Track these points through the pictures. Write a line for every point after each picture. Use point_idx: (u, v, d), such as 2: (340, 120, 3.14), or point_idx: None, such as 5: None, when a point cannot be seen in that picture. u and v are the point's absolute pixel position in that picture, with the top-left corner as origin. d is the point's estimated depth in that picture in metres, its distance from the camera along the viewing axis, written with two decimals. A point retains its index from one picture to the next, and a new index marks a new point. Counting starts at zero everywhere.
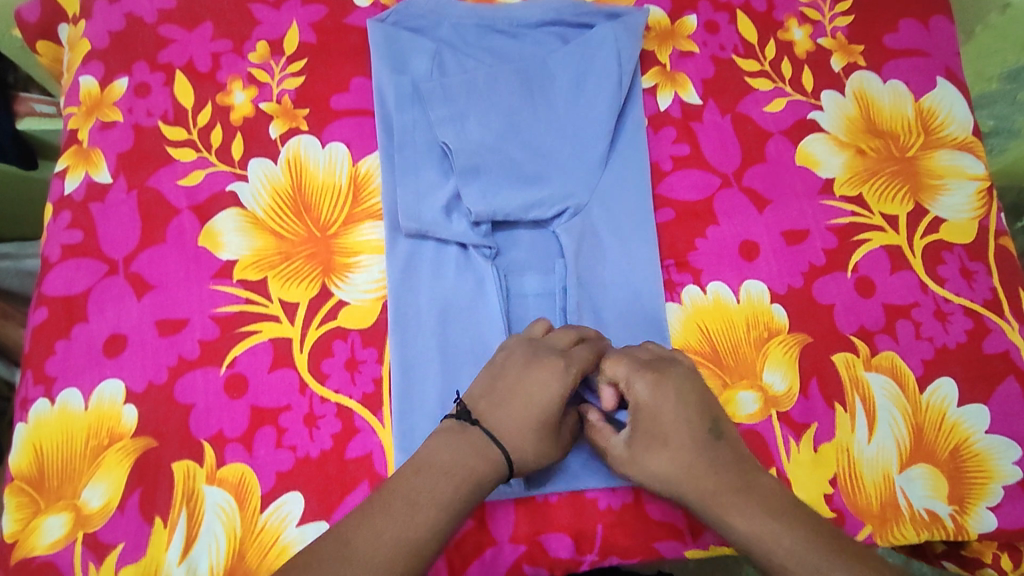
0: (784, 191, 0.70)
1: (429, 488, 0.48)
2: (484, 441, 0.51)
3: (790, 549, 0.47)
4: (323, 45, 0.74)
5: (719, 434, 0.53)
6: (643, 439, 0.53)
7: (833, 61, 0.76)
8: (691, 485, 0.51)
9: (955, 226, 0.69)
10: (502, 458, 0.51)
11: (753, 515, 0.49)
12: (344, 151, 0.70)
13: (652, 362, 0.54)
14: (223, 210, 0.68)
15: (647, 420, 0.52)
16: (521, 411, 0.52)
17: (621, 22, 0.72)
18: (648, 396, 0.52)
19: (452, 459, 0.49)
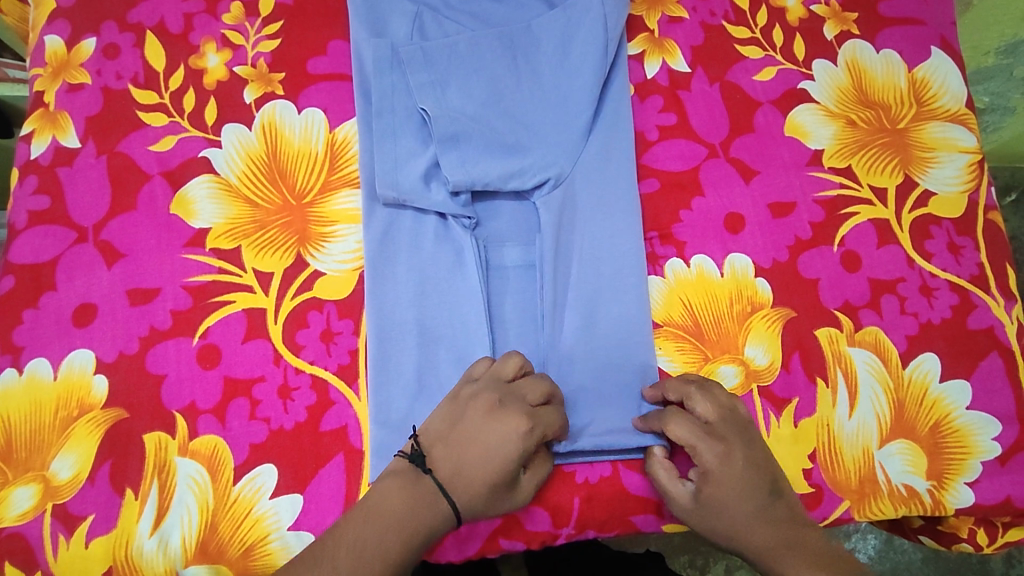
0: (773, 162, 0.69)
1: (376, 544, 0.48)
2: (433, 494, 0.51)
3: None
4: (299, 7, 0.72)
5: (778, 496, 0.55)
6: (710, 503, 0.54)
7: (826, 29, 0.73)
8: (752, 546, 0.54)
9: (944, 200, 0.68)
10: (450, 512, 0.51)
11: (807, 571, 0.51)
12: (320, 117, 0.68)
13: (716, 427, 0.55)
14: (196, 176, 0.66)
15: (713, 487, 0.54)
16: (471, 467, 0.51)
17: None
18: (716, 462, 0.54)
19: (400, 514, 0.49)
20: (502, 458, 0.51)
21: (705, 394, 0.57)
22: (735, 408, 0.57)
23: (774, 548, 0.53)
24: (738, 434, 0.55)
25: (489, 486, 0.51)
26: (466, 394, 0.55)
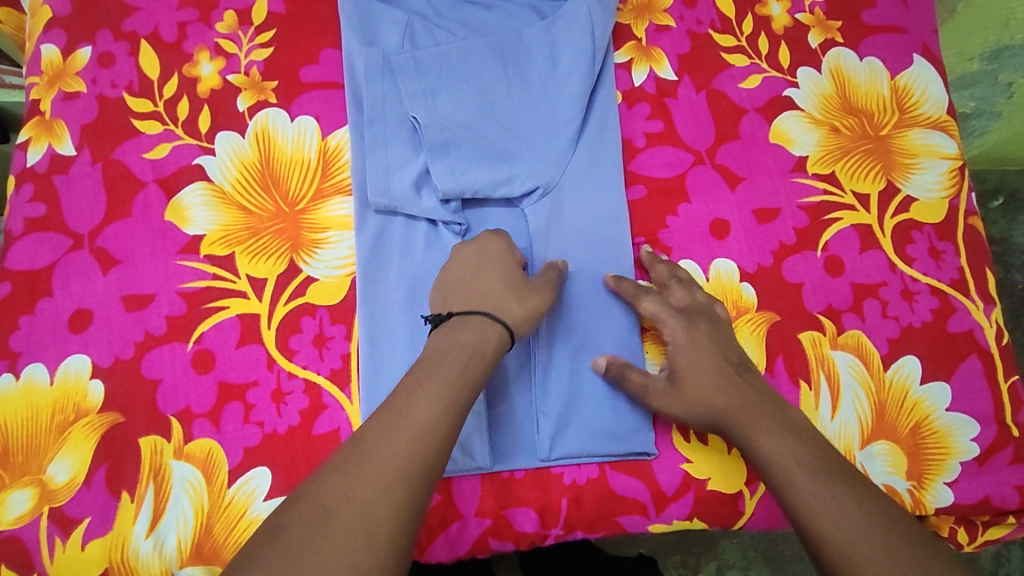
0: (757, 168, 0.70)
1: (413, 409, 0.48)
2: (466, 320, 0.54)
3: (797, 458, 0.52)
4: (292, 16, 0.72)
5: (747, 369, 0.60)
6: (683, 371, 0.59)
7: (810, 38, 0.75)
8: (726, 409, 0.57)
9: (925, 206, 0.69)
10: (493, 324, 0.54)
11: (773, 429, 0.55)
12: (313, 125, 0.69)
13: (686, 311, 0.61)
14: (190, 184, 0.67)
15: (685, 355, 0.60)
16: (486, 289, 0.57)
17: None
18: (685, 337, 0.60)
19: (449, 341, 0.53)
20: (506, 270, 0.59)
21: (682, 285, 0.63)
22: (702, 293, 0.63)
23: (750, 410, 0.56)
24: (703, 314, 0.61)
25: (507, 286, 0.57)
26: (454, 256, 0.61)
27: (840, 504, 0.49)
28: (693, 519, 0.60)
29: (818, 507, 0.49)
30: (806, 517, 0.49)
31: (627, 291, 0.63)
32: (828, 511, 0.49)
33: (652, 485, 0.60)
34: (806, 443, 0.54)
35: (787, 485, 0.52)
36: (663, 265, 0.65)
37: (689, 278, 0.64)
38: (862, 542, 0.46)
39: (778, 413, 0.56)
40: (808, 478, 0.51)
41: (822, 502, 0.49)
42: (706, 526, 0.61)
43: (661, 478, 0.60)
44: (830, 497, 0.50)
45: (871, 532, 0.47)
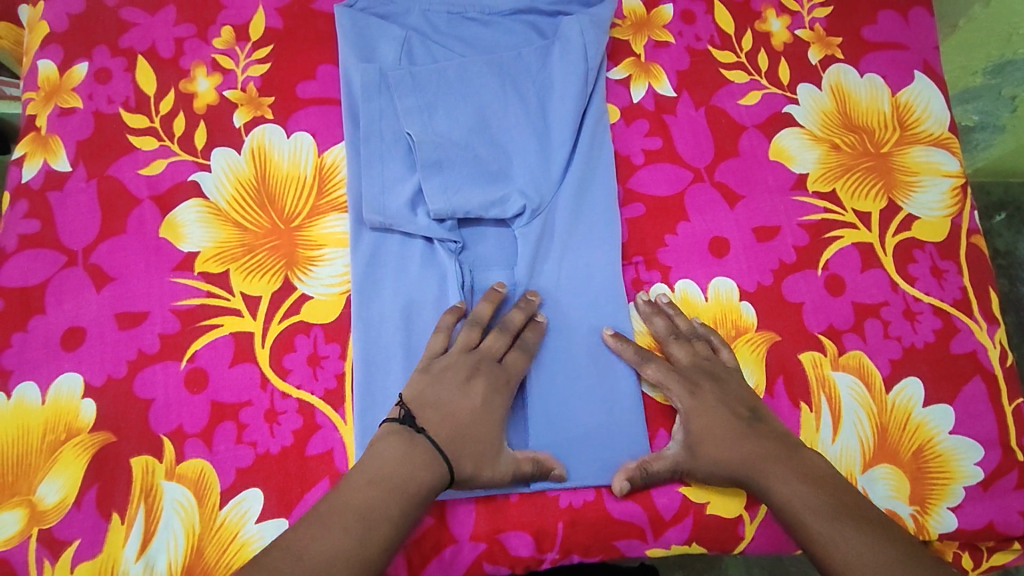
0: (757, 186, 0.70)
1: (366, 533, 0.50)
2: (433, 462, 0.53)
3: (813, 508, 0.53)
4: (289, 32, 0.72)
5: (759, 419, 0.59)
6: (696, 436, 0.58)
7: (810, 54, 0.74)
8: (743, 467, 0.56)
9: (927, 224, 0.69)
10: (443, 467, 0.53)
11: (787, 478, 0.55)
12: (309, 141, 0.69)
13: (687, 371, 0.60)
14: (185, 200, 0.66)
15: (694, 419, 0.58)
16: (468, 426, 0.55)
17: (587, 14, 0.71)
18: (691, 401, 0.59)
19: (406, 476, 0.52)
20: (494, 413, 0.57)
21: (682, 341, 0.62)
22: (701, 345, 0.62)
23: (765, 463, 0.56)
24: (706, 370, 0.60)
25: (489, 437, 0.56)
26: (465, 364, 0.58)
27: (858, 554, 0.51)
28: (691, 543, 0.60)
29: (848, 556, 0.51)
30: (835, 567, 0.51)
31: (630, 356, 0.61)
32: (846, 559, 0.51)
33: (650, 509, 0.59)
34: (821, 487, 0.54)
35: (806, 535, 0.53)
36: (658, 318, 0.64)
37: (686, 329, 0.63)
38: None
39: (792, 462, 0.56)
40: (825, 526, 0.52)
41: (849, 552, 0.51)
42: (705, 551, 0.61)
43: (659, 502, 0.59)
44: (847, 546, 0.51)
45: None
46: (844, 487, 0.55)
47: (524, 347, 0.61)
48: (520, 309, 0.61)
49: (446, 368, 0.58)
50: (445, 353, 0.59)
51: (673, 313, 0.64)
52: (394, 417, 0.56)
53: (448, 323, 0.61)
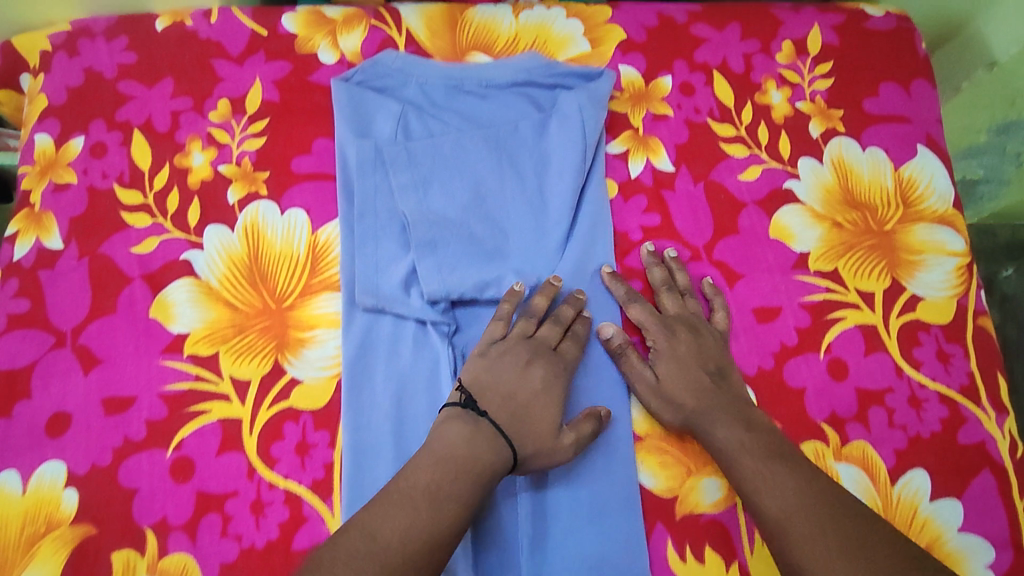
0: (757, 265, 0.69)
1: (435, 510, 0.49)
2: (499, 444, 0.53)
3: (748, 449, 0.56)
4: (285, 104, 0.71)
5: (724, 377, 0.61)
6: (663, 373, 0.61)
7: (811, 127, 0.73)
8: (693, 410, 0.59)
9: (932, 306, 0.67)
10: (508, 449, 0.54)
11: (730, 424, 0.57)
12: (303, 218, 0.68)
13: (669, 319, 0.64)
14: (176, 278, 0.66)
15: (664, 360, 0.62)
16: (527, 411, 0.56)
17: (583, 90, 0.71)
18: (666, 343, 0.63)
19: (478, 458, 0.52)
20: (554, 396, 0.58)
21: (673, 294, 0.66)
22: (693, 302, 0.66)
23: (715, 408, 0.59)
24: (688, 323, 0.64)
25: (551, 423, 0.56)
26: (523, 351, 0.59)
27: (784, 494, 0.52)
28: None
29: (765, 492, 0.53)
30: (756, 497, 0.53)
31: (620, 294, 0.65)
32: (769, 495, 0.53)
33: None
34: (759, 436, 0.57)
35: (738, 474, 0.55)
36: (658, 267, 0.66)
37: (683, 285, 0.66)
38: (799, 525, 0.50)
39: (740, 414, 0.59)
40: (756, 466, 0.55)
41: (770, 487, 0.53)
42: None
43: None
44: (773, 485, 0.53)
45: (806, 519, 0.50)
46: (785, 444, 0.57)
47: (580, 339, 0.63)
48: (571, 305, 0.63)
49: (503, 353, 0.59)
50: (503, 339, 0.61)
51: (675, 268, 0.67)
52: (455, 402, 0.56)
53: (506, 311, 0.62)
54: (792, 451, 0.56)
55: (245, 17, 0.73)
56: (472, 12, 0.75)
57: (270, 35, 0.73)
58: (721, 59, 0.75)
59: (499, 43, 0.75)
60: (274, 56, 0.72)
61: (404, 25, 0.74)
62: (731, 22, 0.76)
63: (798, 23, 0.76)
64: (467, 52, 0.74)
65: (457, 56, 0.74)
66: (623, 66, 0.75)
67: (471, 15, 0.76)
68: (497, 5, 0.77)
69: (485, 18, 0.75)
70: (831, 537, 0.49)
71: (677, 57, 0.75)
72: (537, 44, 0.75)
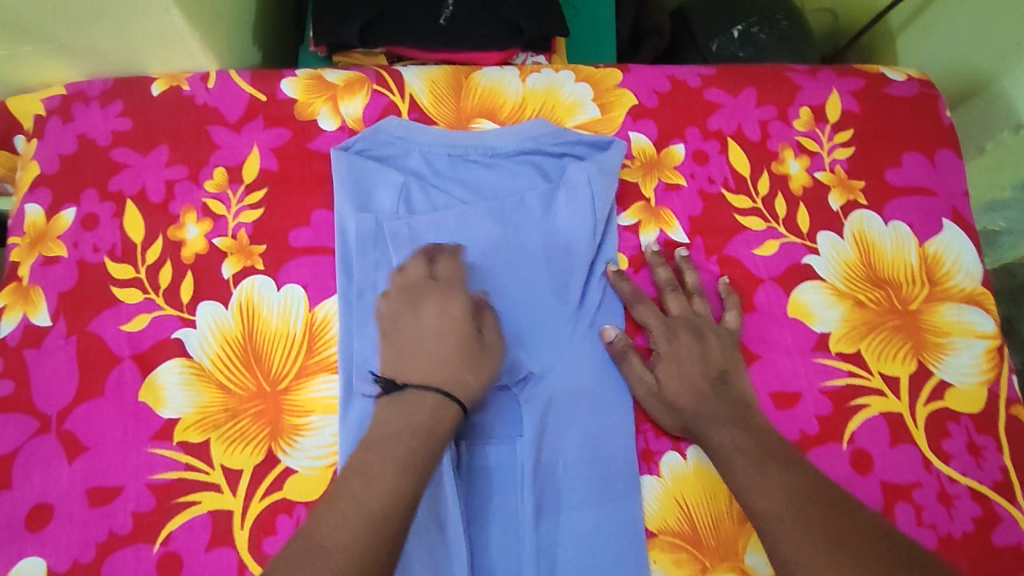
0: (774, 346, 0.65)
1: (369, 493, 0.43)
2: (418, 394, 0.50)
3: (735, 448, 0.54)
4: (284, 173, 0.68)
5: (726, 381, 0.60)
6: (663, 376, 0.61)
7: (831, 199, 0.70)
8: (691, 412, 0.59)
9: (961, 393, 0.64)
10: (451, 404, 0.50)
11: (721, 422, 0.56)
12: (300, 294, 0.65)
13: (674, 322, 0.64)
14: (166, 358, 0.63)
15: (664, 362, 0.62)
16: (448, 356, 0.52)
17: (592, 161, 0.68)
18: (667, 346, 0.62)
19: (416, 418, 0.48)
20: (455, 331, 0.54)
21: (678, 294, 0.65)
22: (699, 302, 0.65)
23: (712, 411, 0.58)
24: (691, 326, 0.63)
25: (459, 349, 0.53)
26: (403, 302, 0.56)
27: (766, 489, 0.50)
28: None
29: (758, 490, 0.50)
30: (744, 496, 0.51)
31: (626, 292, 0.65)
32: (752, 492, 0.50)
33: None
34: (753, 435, 0.54)
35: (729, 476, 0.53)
36: (662, 267, 0.66)
37: (690, 284, 0.66)
38: (786, 523, 0.47)
39: (736, 416, 0.57)
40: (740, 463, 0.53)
41: (755, 481, 0.51)
42: None
43: None
44: (756, 481, 0.51)
45: (796, 522, 0.46)
46: (780, 445, 0.54)
47: (447, 282, 0.58)
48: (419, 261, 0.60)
49: (397, 320, 0.55)
50: (387, 296, 0.58)
51: (684, 267, 0.67)
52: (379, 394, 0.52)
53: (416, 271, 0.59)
54: (790, 451, 0.53)
55: (243, 82, 0.71)
56: (478, 76, 0.73)
57: (269, 100, 0.70)
58: (736, 126, 0.73)
59: (505, 109, 0.72)
60: (273, 123, 0.70)
61: (408, 90, 0.72)
62: (745, 87, 0.74)
63: (817, 88, 0.74)
64: (472, 119, 0.72)
65: (461, 124, 0.71)
66: (634, 134, 0.72)
67: (476, 79, 0.73)
68: (503, 68, 0.74)
69: (491, 82, 0.73)
70: (815, 537, 0.45)
71: (690, 124, 0.73)
72: (544, 110, 0.73)
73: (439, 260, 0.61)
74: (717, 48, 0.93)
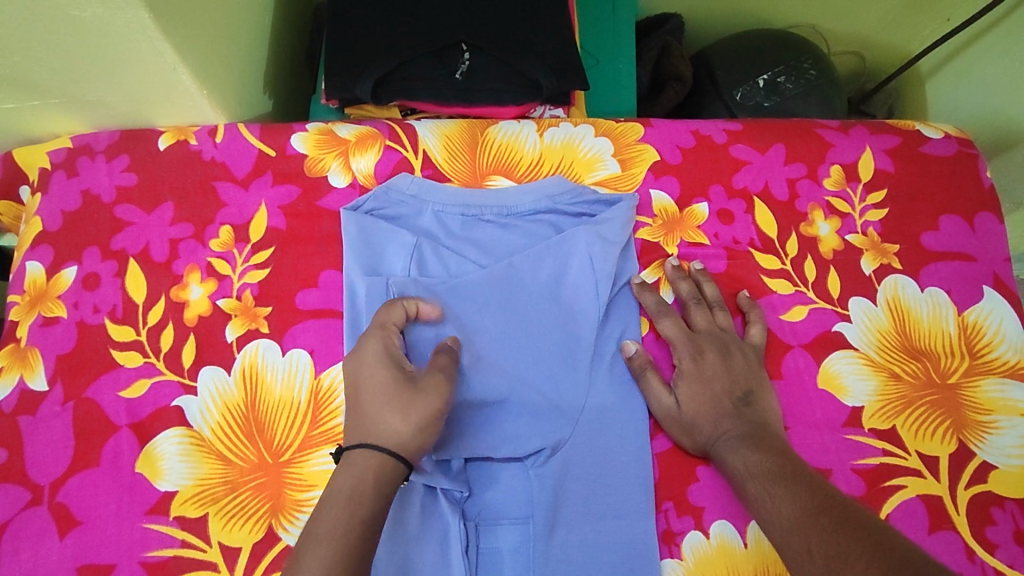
0: (803, 419, 0.62)
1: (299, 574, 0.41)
2: (354, 455, 0.47)
3: (751, 472, 0.54)
4: (292, 232, 0.66)
5: (748, 402, 0.59)
6: (684, 397, 0.60)
7: (864, 262, 0.67)
8: (711, 435, 0.58)
9: (1006, 477, 0.60)
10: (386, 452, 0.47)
11: (736, 446, 0.56)
12: (306, 359, 0.62)
13: (698, 337, 0.63)
14: (165, 426, 0.59)
15: (686, 380, 0.61)
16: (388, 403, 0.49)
17: (599, 225, 0.65)
18: (692, 364, 0.61)
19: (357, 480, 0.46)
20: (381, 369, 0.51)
21: (702, 307, 0.65)
22: (723, 315, 0.64)
23: (733, 435, 0.57)
24: (717, 343, 0.62)
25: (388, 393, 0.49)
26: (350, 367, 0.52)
27: (778, 511, 0.50)
28: None
29: (769, 509, 0.51)
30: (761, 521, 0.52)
31: (650, 305, 0.64)
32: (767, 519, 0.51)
33: None
34: (770, 457, 0.54)
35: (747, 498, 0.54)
36: (684, 282, 0.65)
37: (711, 297, 0.65)
38: (795, 544, 0.47)
39: (754, 437, 0.56)
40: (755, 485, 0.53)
41: (769, 506, 0.51)
42: None
43: None
44: (769, 504, 0.51)
45: (802, 536, 0.47)
46: (796, 465, 0.53)
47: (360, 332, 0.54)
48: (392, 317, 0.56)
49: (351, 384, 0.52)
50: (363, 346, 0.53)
51: (702, 279, 0.66)
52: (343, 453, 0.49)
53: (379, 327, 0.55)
54: (803, 468, 0.53)
55: (252, 136, 0.69)
56: (494, 130, 0.71)
57: (278, 155, 0.68)
58: (763, 184, 0.70)
59: (521, 166, 0.70)
60: (282, 179, 0.68)
61: (422, 146, 0.70)
62: (774, 143, 0.71)
63: (850, 146, 0.72)
64: (487, 175, 0.69)
65: (476, 180, 0.69)
66: (655, 191, 0.69)
67: (493, 133, 0.71)
68: (520, 122, 0.72)
69: (508, 136, 0.71)
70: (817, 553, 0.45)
71: (714, 181, 0.70)
72: (563, 166, 0.70)
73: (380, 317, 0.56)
74: (741, 97, 0.90)
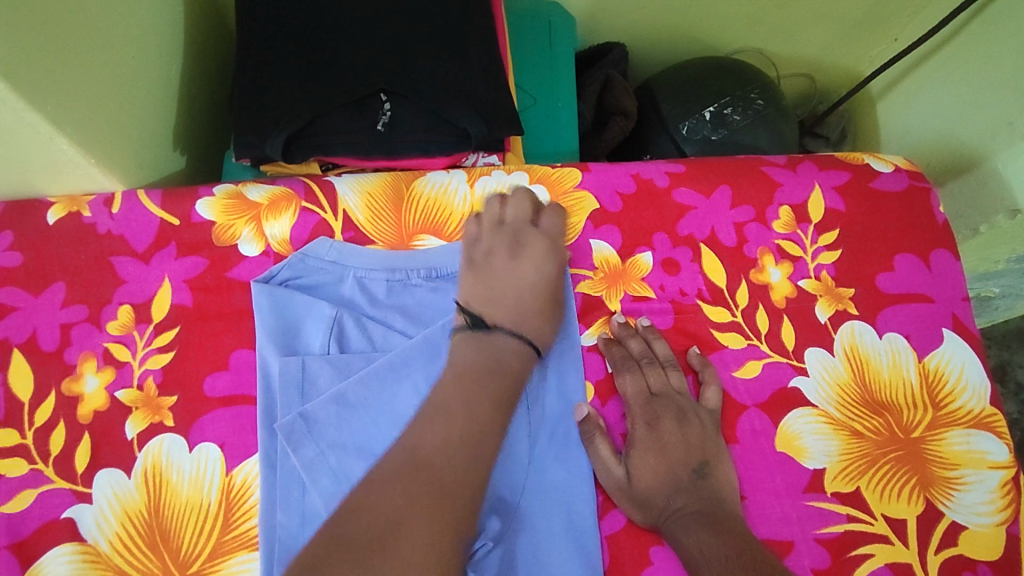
0: (761, 486, 0.57)
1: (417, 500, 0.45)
2: (497, 334, 0.58)
3: (708, 558, 0.49)
4: (199, 309, 0.60)
5: (704, 474, 0.55)
6: (635, 469, 0.55)
7: (818, 310, 0.64)
8: (664, 512, 0.54)
9: (977, 537, 0.57)
10: (524, 344, 0.58)
11: (690, 526, 0.51)
12: (216, 454, 0.56)
13: (656, 399, 0.58)
14: (53, 544, 0.53)
15: (638, 450, 0.56)
16: (534, 307, 0.60)
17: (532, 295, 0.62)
18: (645, 431, 0.57)
19: (467, 362, 0.55)
20: (546, 263, 0.62)
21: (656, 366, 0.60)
22: (676, 376, 0.60)
23: (688, 512, 0.53)
24: (673, 408, 0.58)
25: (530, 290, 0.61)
26: (500, 244, 0.63)
27: None
28: None
29: None
30: None
31: (615, 357, 0.60)
32: None
33: None
34: (729, 541, 0.50)
35: None
36: (635, 339, 0.61)
37: (663, 356, 0.61)
38: None
39: (711, 517, 0.52)
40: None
41: None
42: None
43: None
44: None
45: None
46: (759, 549, 0.49)
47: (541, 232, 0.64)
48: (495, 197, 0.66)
49: (489, 263, 0.62)
50: (482, 243, 0.63)
51: (651, 337, 0.61)
52: (461, 326, 0.59)
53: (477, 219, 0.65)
54: (767, 555, 0.49)
55: (152, 204, 0.63)
56: (421, 183, 0.66)
57: (182, 224, 0.62)
58: (709, 230, 0.66)
59: (451, 221, 0.65)
60: (187, 251, 0.62)
61: (342, 207, 0.64)
62: (720, 185, 0.67)
63: (797, 184, 0.68)
64: (415, 234, 0.64)
65: (403, 241, 0.64)
66: (595, 242, 0.65)
67: (420, 187, 0.66)
68: (450, 172, 0.67)
69: (436, 188, 0.66)
70: None
71: (658, 229, 0.65)
72: None
73: (510, 202, 0.65)
74: (687, 131, 0.87)
